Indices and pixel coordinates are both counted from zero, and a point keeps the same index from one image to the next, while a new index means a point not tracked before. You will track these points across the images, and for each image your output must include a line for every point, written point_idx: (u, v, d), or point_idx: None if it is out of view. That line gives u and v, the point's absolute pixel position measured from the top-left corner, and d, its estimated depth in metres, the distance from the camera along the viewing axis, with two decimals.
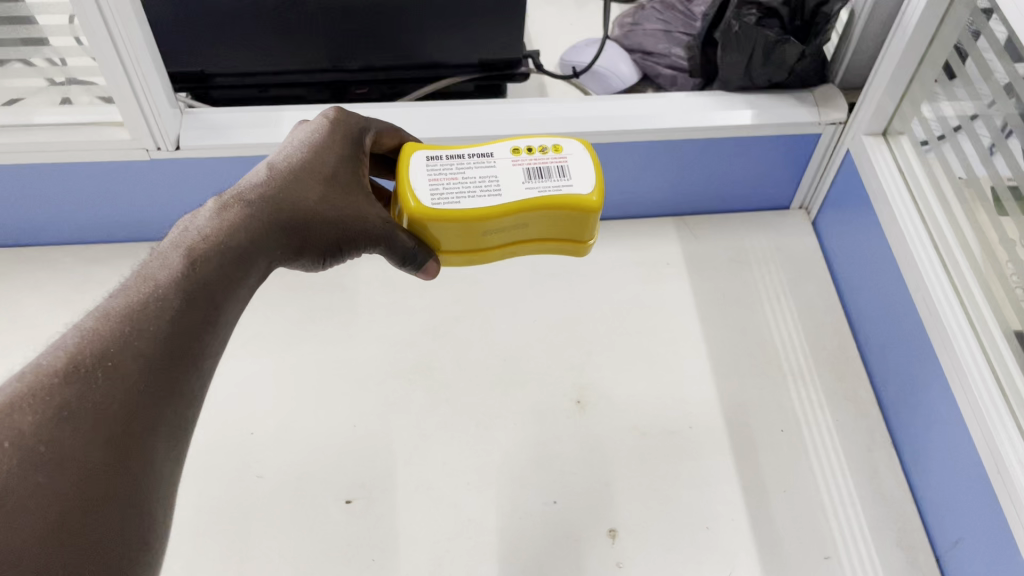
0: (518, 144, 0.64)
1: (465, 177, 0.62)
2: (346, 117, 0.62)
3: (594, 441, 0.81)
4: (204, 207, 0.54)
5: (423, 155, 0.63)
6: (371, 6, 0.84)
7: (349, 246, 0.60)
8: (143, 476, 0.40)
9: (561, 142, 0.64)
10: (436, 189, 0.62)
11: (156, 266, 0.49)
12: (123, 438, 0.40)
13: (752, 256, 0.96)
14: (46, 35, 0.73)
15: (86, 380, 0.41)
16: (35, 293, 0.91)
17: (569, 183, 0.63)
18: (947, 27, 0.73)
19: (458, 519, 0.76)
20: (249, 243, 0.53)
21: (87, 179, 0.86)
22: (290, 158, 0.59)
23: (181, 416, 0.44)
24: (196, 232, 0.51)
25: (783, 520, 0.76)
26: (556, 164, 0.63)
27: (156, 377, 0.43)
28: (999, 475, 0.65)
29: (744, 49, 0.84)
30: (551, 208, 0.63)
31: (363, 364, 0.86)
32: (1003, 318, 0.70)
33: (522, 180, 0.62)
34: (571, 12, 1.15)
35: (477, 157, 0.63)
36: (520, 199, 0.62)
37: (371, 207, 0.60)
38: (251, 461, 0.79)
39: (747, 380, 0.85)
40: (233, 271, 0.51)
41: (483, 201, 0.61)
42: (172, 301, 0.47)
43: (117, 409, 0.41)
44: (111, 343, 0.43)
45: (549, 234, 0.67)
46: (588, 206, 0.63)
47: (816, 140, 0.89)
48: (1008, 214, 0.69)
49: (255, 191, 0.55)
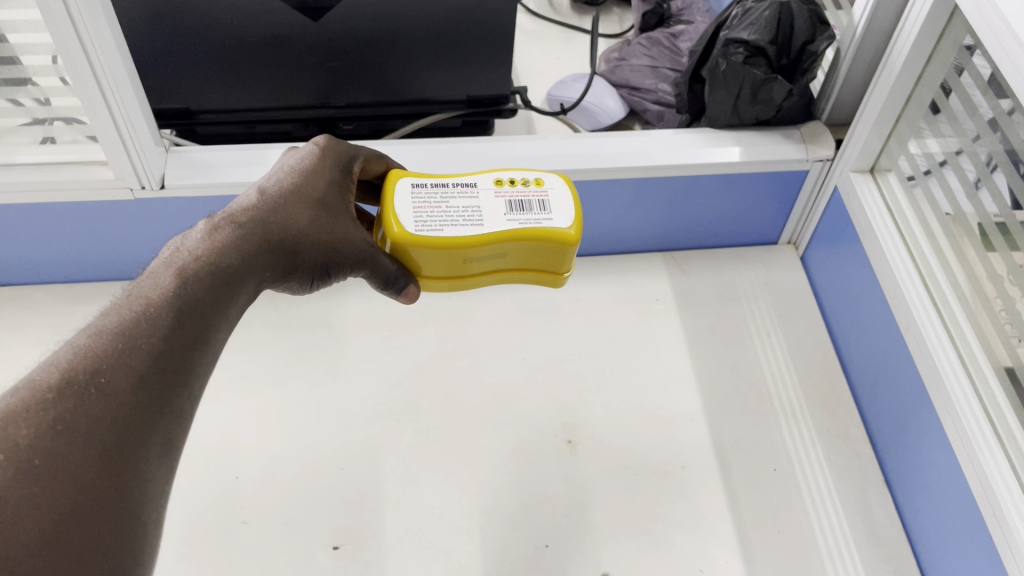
0: (501, 176, 0.63)
1: (448, 206, 0.61)
2: (336, 144, 0.62)
3: (586, 481, 0.80)
4: (194, 229, 0.53)
5: (408, 183, 0.62)
6: (359, 44, 0.84)
7: (338, 270, 0.58)
8: (138, 492, 0.39)
9: (542, 176, 0.64)
10: (420, 216, 0.61)
11: (149, 285, 0.48)
12: (117, 454, 0.39)
13: (741, 291, 0.96)
14: (30, 75, 0.71)
15: (80, 395, 0.40)
16: (15, 333, 0.90)
17: (550, 217, 0.62)
18: (932, 65, 0.73)
19: (448, 565, 0.74)
20: (240, 264, 0.52)
21: (70, 220, 0.84)
22: (279, 185, 0.58)
23: (173, 435, 0.43)
24: (188, 252, 0.50)
25: (778, 562, 0.75)
26: (537, 198, 0.63)
27: (148, 394, 0.42)
28: (995, 519, 0.65)
29: (731, 87, 0.85)
30: (531, 240, 0.62)
31: (351, 405, 0.85)
32: (993, 354, 0.70)
33: (504, 211, 0.62)
34: (557, 47, 1.16)
35: (460, 187, 0.63)
36: (502, 230, 0.61)
37: (360, 232, 0.59)
38: (235, 506, 0.77)
39: (739, 418, 0.85)
40: (225, 291, 0.50)
41: (465, 230, 0.61)
42: (165, 318, 0.46)
43: (112, 425, 0.40)
44: (104, 360, 0.42)
45: (529, 264, 0.67)
46: (567, 240, 0.63)
47: (803, 177, 0.90)
48: (996, 250, 0.69)
49: (244, 215, 0.54)
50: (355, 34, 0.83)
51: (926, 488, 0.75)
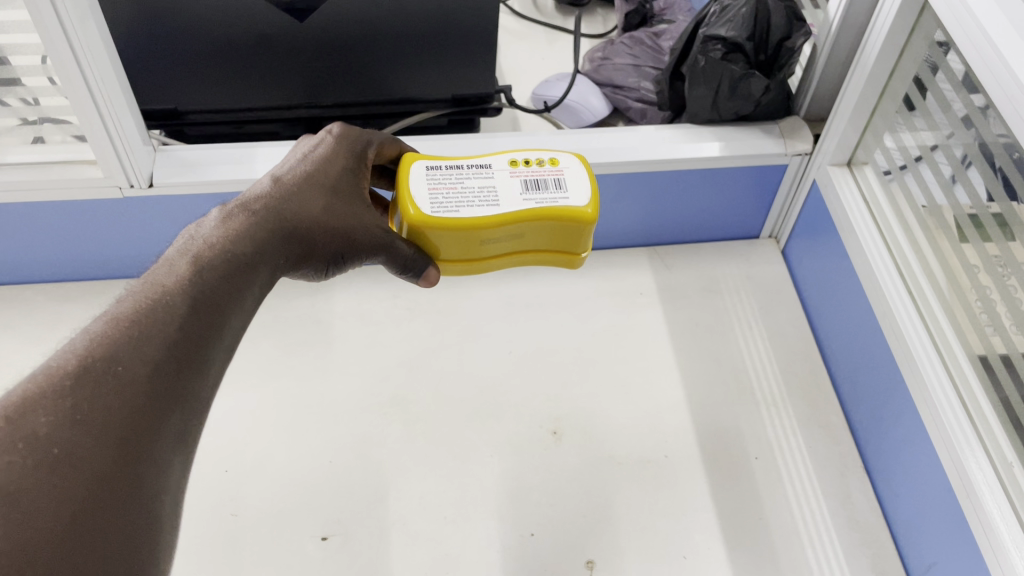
0: (514, 157, 0.65)
1: (461, 185, 0.63)
2: (350, 132, 0.63)
3: (572, 471, 0.81)
4: (208, 218, 0.54)
5: (422, 166, 0.64)
6: (345, 45, 0.86)
7: (353, 255, 0.60)
8: (155, 480, 0.40)
9: (556, 156, 0.66)
10: (436, 197, 0.62)
11: (163, 275, 0.49)
12: (136, 441, 0.40)
13: (724, 284, 0.97)
14: (19, 75, 0.72)
15: (97, 382, 0.41)
16: (5, 332, 0.91)
17: (565, 196, 0.63)
18: (904, 60, 0.75)
19: (436, 554, 0.75)
20: (254, 251, 0.53)
21: (59, 219, 0.86)
22: (292, 173, 0.59)
23: (188, 424, 0.44)
24: (201, 242, 0.52)
25: (760, 547, 0.77)
26: (552, 177, 0.64)
27: (163, 383, 0.43)
28: (970, 500, 0.66)
29: (710, 82, 0.86)
30: (548, 219, 0.63)
31: (339, 399, 0.86)
32: (967, 342, 0.71)
33: (520, 191, 0.63)
34: (542, 47, 1.17)
35: (474, 168, 0.64)
36: (518, 208, 0.62)
37: (373, 217, 0.60)
38: (225, 499, 0.78)
39: (722, 407, 0.86)
40: (237, 280, 0.51)
41: (481, 209, 0.62)
42: (180, 306, 0.47)
43: (131, 412, 0.41)
44: (121, 348, 0.43)
45: (546, 246, 0.68)
46: (583, 219, 0.63)
47: (782, 171, 0.91)
48: (969, 241, 0.70)
49: (257, 203, 0.56)
50: (340, 34, 0.84)
51: (904, 473, 0.76)
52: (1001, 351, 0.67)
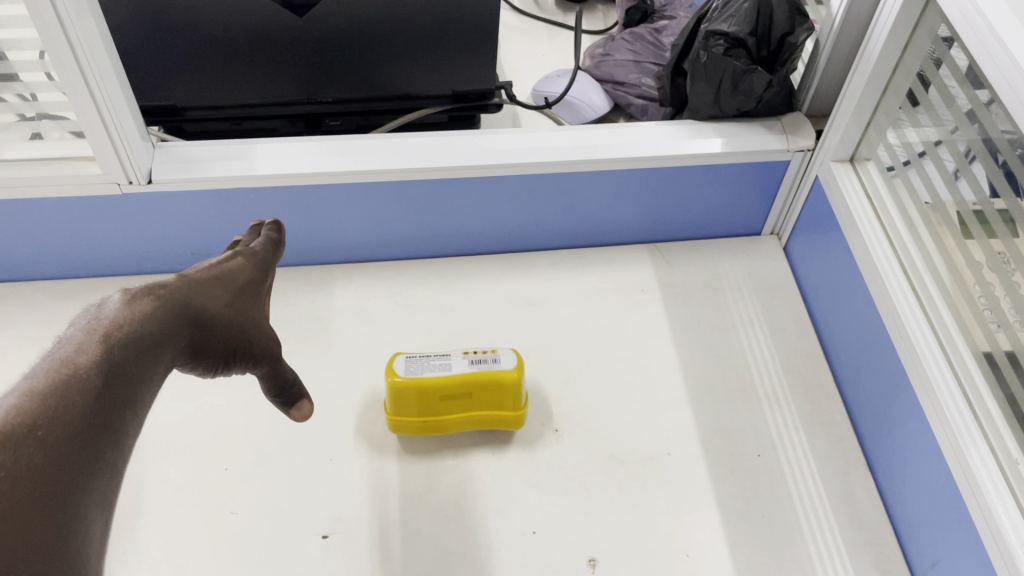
0: (467, 345, 0.82)
1: (431, 363, 0.80)
2: (248, 262, 0.66)
3: (573, 469, 0.81)
4: (110, 298, 0.51)
5: (403, 353, 0.81)
6: (345, 40, 0.85)
7: (243, 357, 0.59)
8: (77, 544, 0.38)
9: (498, 345, 0.82)
10: (409, 366, 0.79)
11: (72, 347, 0.45)
12: (60, 504, 0.38)
13: (725, 281, 0.97)
14: (16, 71, 0.72)
15: (20, 445, 0.38)
16: (3, 329, 0.90)
17: (498, 363, 0.80)
18: (908, 55, 0.75)
19: (438, 551, 0.75)
20: (161, 335, 0.51)
21: (57, 215, 0.85)
22: (200, 272, 0.61)
23: (105, 495, 0.42)
24: (110, 317, 0.49)
25: (762, 546, 0.76)
26: (492, 356, 0.80)
27: (84, 449, 0.41)
28: (975, 498, 0.66)
29: (712, 78, 0.86)
30: (484, 385, 0.79)
31: (339, 397, 0.85)
32: (972, 339, 0.71)
33: (467, 365, 0.80)
34: (542, 43, 1.17)
35: (438, 355, 0.81)
36: (463, 372, 0.79)
37: (268, 330, 0.63)
38: (224, 497, 0.78)
39: (724, 405, 0.86)
40: (145, 359, 0.48)
41: (438, 375, 0.79)
42: (95, 379, 0.44)
43: (51, 479, 0.38)
44: (40, 414, 0.40)
45: (488, 407, 0.81)
46: (510, 380, 0.79)
47: (784, 168, 0.91)
48: (974, 238, 0.70)
49: (163, 288, 0.54)
50: (340, 30, 0.84)
51: (907, 470, 0.76)
52: (1006, 348, 0.67)
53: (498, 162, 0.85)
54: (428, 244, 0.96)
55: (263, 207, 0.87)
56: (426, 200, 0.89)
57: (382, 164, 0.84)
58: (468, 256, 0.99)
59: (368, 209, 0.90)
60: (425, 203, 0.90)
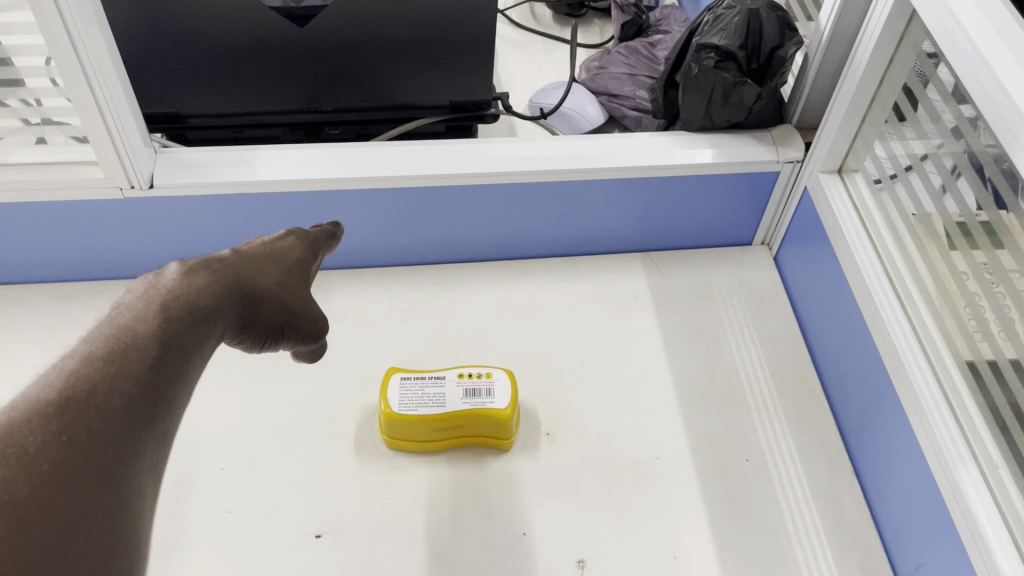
0: (462, 371, 0.84)
1: (426, 395, 0.81)
2: (304, 232, 0.66)
3: (563, 471, 0.82)
4: (168, 268, 0.52)
5: (399, 377, 0.83)
6: (346, 52, 0.87)
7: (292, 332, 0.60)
8: (130, 506, 0.40)
9: (492, 370, 0.84)
10: (404, 398, 0.81)
11: (128, 317, 0.47)
12: (113, 468, 0.39)
13: (716, 290, 0.98)
14: (22, 77, 0.73)
15: (79, 410, 0.40)
16: (4, 331, 0.91)
17: (493, 400, 0.81)
18: (893, 68, 0.77)
19: (428, 550, 0.76)
20: (214, 308, 0.52)
21: (60, 218, 0.86)
22: (251, 249, 0.60)
23: (156, 458, 0.43)
24: (166, 289, 0.50)
25: (748, 548, 0.77)
26: (485, 386, 0.82)
27: (139, 415, 0.42)
28: (955, 501, 0.67)
29: (703, 90, 0.88)
30: (475, 418, 0.80)
31: (334, 400, 0.87)
32: (955, 350, 0.72)
33: (461, 396, 0.81)
34: (539, 56, 1.19)
35: (434, 379, 0.83)
36: (457, 408, 0.80)
37: (317, 308, 0.63)
38: (220, 496, 0.79)
39: (713, 411, 0.87)
40: (198, 332, 0.50)
41: (432, 408, 0.80)
42: (148, 349, 0.45)
43: (108, 442, 0.40)
44: (98, 381, 0.42)
45: (478, 434, 0.82)
46: (502, 416, 0.80)
47: (774, 178, 0.93)
48: (958, 249, 0.72)
49: (218, 262, 0.55)
50: (342, 41, 0.86)
51: (891, 475, 0.77)
52: (988, 357, 0.68)
53: (494, 170, 0.87)
54: (423, 251, 0.98)
55: (262, 212, 0.89)
56: (423, 207, 0.91)
57: (381, 171, 0.86)
58: (463, 264, 1.00)
59: (365, 215, 0.91)
60: (422, 210, 0.92)
